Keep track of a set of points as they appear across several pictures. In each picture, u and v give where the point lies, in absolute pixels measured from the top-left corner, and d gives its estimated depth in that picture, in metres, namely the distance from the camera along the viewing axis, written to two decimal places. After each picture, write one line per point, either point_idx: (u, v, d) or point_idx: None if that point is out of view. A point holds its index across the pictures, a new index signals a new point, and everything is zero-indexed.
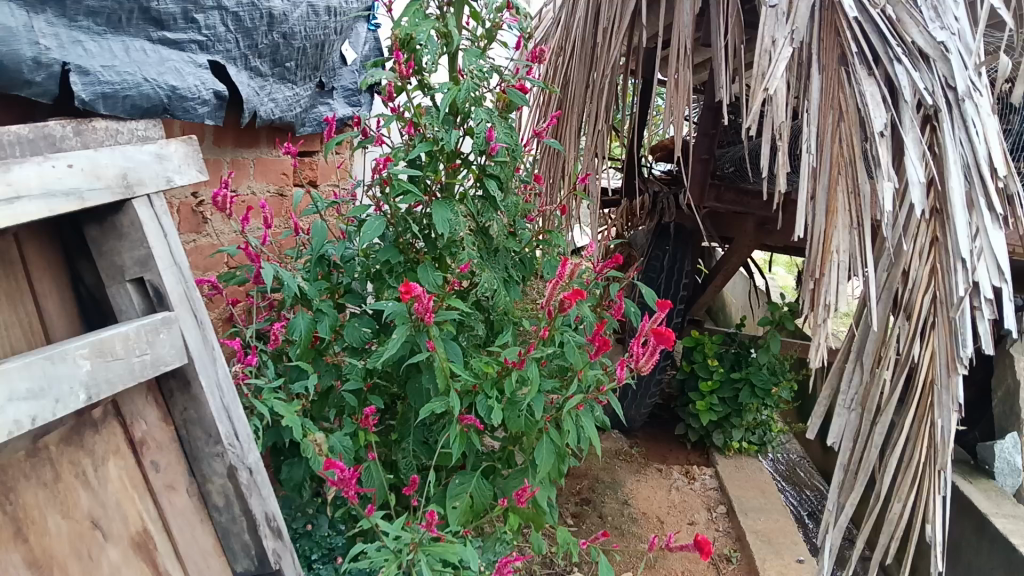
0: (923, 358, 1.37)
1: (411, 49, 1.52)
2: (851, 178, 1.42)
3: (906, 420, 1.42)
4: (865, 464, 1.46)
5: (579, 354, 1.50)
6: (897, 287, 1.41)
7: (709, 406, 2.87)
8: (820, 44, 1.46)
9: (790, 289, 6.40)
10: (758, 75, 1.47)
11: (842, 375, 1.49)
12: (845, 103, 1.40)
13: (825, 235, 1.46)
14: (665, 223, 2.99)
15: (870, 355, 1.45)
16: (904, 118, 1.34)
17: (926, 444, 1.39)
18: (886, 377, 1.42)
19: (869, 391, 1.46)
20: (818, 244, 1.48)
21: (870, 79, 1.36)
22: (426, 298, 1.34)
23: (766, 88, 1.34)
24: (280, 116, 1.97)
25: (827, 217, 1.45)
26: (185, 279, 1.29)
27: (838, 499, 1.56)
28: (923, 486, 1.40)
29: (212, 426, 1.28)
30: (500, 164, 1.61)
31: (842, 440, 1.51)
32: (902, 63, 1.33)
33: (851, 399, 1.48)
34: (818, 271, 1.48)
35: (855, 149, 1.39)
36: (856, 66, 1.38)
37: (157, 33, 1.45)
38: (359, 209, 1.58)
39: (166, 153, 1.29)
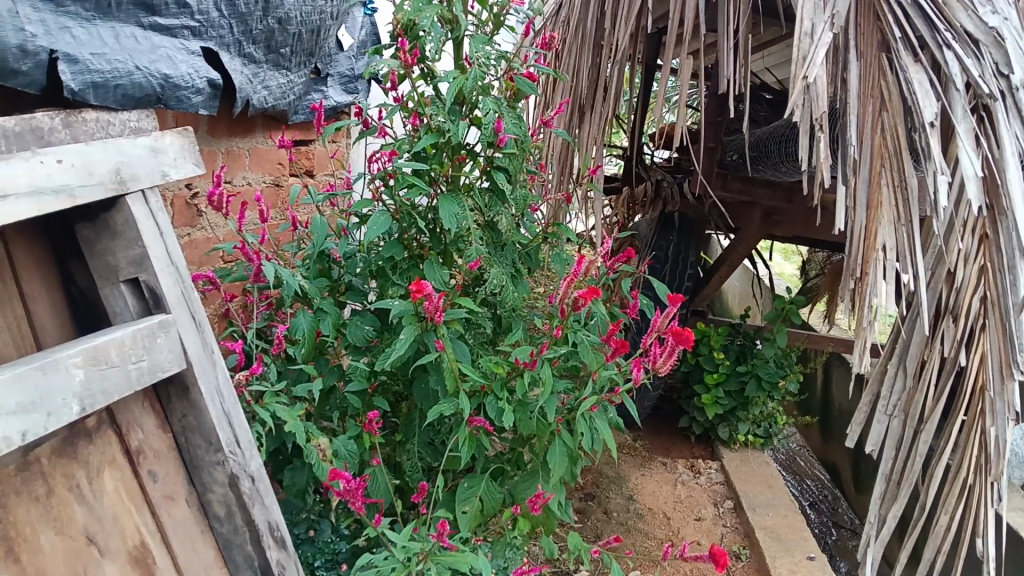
0: (972, 363, 1.37)
1: (415, 35, 1.47)
2: (897, 172, 1.37)
3: (953, 428, 1.43)
4: (910, 474, 1.50)
5: (593, 353, 1.47)
6: (943, 288, 1.42)
7: (715, 399, 2.81)
8: (859, 30, 1.44)
9: (789, 277, 6.37)
10: (799, 60, 1.42)
11: (884, 381, 1.53)
12: (887, 89, 1.38)
13: (867, 231, 1.43)
14: (669, 213, 2.93)
15: (913, 363, 1.48)
16: (955, 107, 1.31)
17: (976, 451, 1.39)
18: (930, 385, 1.43)
19: (912, 399, 1.49)
20: (861, 239, 1.45)
21: (915, 66, 1.33)
22: (436, 298, 1.32)
23: (806, 75, 1.33)
24: (274, 104, 1.90)
25: (869, 213, 1.42)
26: (183, 279, 1.22)
27: (879, 511, 1.59)
28: (970, 499, 1.40)
29: (212, 433, 1.22)
30: (509, 156, 1.55)
31: (884, 449, 1.54)
32: (953, 48, 1.31)
33: (893, 404, 1.52)
34: (862, 271, 1.45)
35: (899, 141, 1.36)
36: (900, 51, 1.36)
37: (148, 19, 1.37)
38: (363, 204, 1.53)
39: (161, 146, 1.22)
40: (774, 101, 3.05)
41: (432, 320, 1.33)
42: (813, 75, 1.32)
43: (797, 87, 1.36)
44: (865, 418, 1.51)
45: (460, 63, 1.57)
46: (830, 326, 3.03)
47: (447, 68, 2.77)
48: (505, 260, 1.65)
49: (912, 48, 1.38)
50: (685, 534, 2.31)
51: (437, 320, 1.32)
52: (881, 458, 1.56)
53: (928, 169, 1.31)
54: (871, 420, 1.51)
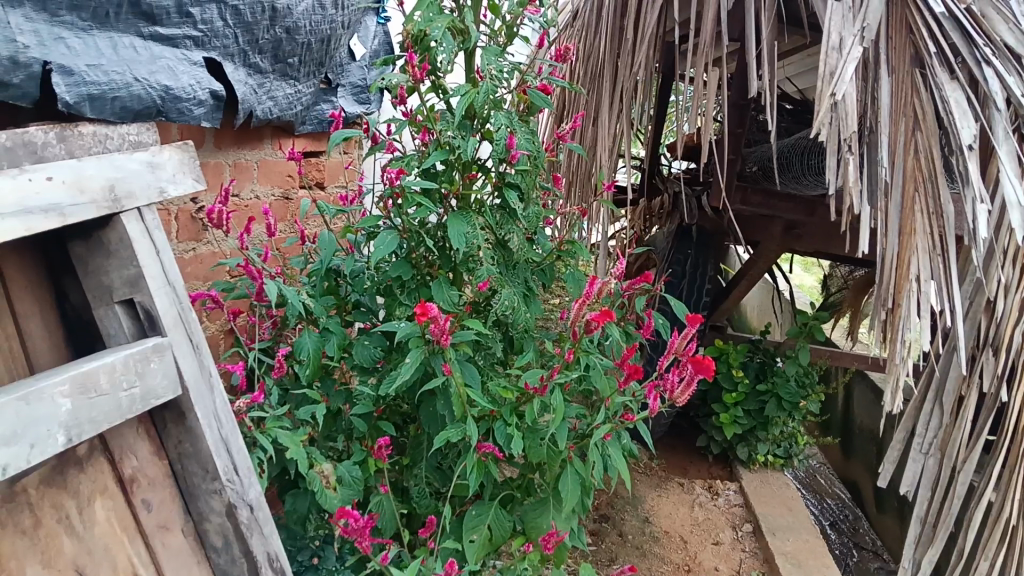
0: (1014, 399, 1.35)
1: (425, 47, 1.44)
2: (932, 196, 1.36)
3: (995, 467, 1.41)
4: (946, 519, 1.49)
5: (605, 379, 1.43)
6: (983, 320, 1.40)
7: (733, 419, 2.75)
8: (889, 42, 1.40)
9: (809, 290, 6.29)
10: (827, 74, 1.38)
11: (920, 417, 1.51)
12: (921, 106, 1.35)
13: (900, 259, 1.40)
14: (687, 226, 2.86)
15: (951, 398, 1.46)
16: (995, 126, 1.28)
17: (1018, 493, 1.38)
18: (967, 426, 1.43)
19: (948, 436, 1.48)
20: (892, 267, 1.42)
21: (953, 83, 1.29)
22: (442, 320, 1.28)
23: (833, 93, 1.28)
24: (279, 115, 1.86)
25: (903, 238, 1.39)
26: (180, 300, 1.17)
27: (913, 554, 1.59)
28: (1011, 543, 1.40)
29: (209, 460, 1.17)
30: (522, 173, 1.50)
31: (919, 488, 1.54)
32: (993, 65, 1.27)
33: (929, 443, 1.50)
34: (891, 300, 1.42)
35: (936, 163, 1.34)
36: (936, 67, 1.32)
37: (148, 29, 1.33)
38: (369, 221, 1.48)
39: (160, 161, 1.18)
40: (795, 112, 2.98)
41: (438, 342, 1.29)
42: (840, 92, 1.27)
43: (825, 103, 1.32)
44: (900, 456, 1.51)
45: (472, 75, 1.53)
46: (852, 342, 2.95)
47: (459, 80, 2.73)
48: (517, 278, 1.61)
49: (948, 63, 1.34)
50: (703, 559, 2.24)
51: (443, 343, 1.28)
52: (916, 499, 1.56)
53: (966, 195, 1.28)
54: (906, 457, 1.52)
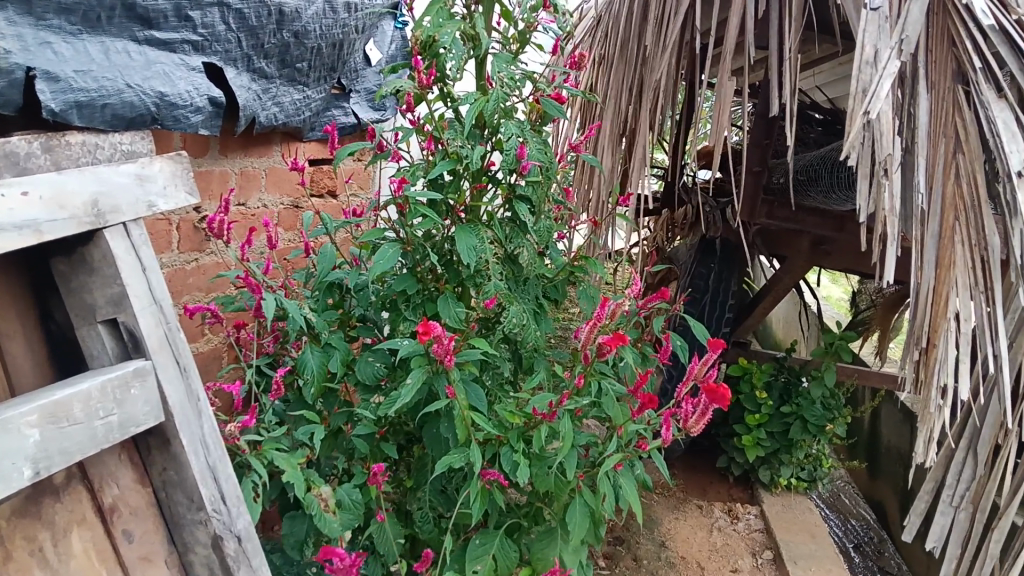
0: None
1: (434, 53, 1.36)
2: (975, 226, 1.28)
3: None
4: None
5: (619, 406, 1.34)
6: None
7: (756, 440, 2.65)
8: (929, 56, 1.34)
9: (836, 303, 6.16)
10: (858, 92, 1.30)
11: (952, 466, 1.43)
12: (965, 128, 1.28)
13: (938, 294, 1.33)
14: (710, 238, 2.74)
15: (986, 447, 1.37)
16: None
17: None
18: (1002, 478, 1.32)
19: (982, 489, 1.39)
20: (929, 302, 1.36)
21: (1000, 104, 1.22)
22: (447, 339, 1.20)
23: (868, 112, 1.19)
24: (285, 121, 1.80)
25: (944, 272, 1.32)
26: (168, 320, 1.11)
27: None
28: None
29: (194, 490, 1.11)
30: (534, 185, 1.43)
31: (950, 545, 1.44)
32: None
33: (960, 495, 1.42)
34: (929, 340, 1.34)
35: (980, 188, 1.25)
36: (982, 85, 1.23)
37: (144, 33, 1.30)
38: (372, 233, 1.41)
39: (149, 173, 1.12)
40: (824, 122, 2.89)
41: (444, 363, 1.22)
42: (876, 110, 1.19)
43: (858, 124, 1.23)
44: (927, 508, 1.44)
45: (483, 83, 1.46)
46: (881, 363, 2.84)
47: (467, 88, 2.81)
48: (528, 296, 1.52)
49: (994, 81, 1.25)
50: None
51: (448, 364, 1.21)
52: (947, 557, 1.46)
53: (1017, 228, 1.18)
54: (934, 511, 1.44)
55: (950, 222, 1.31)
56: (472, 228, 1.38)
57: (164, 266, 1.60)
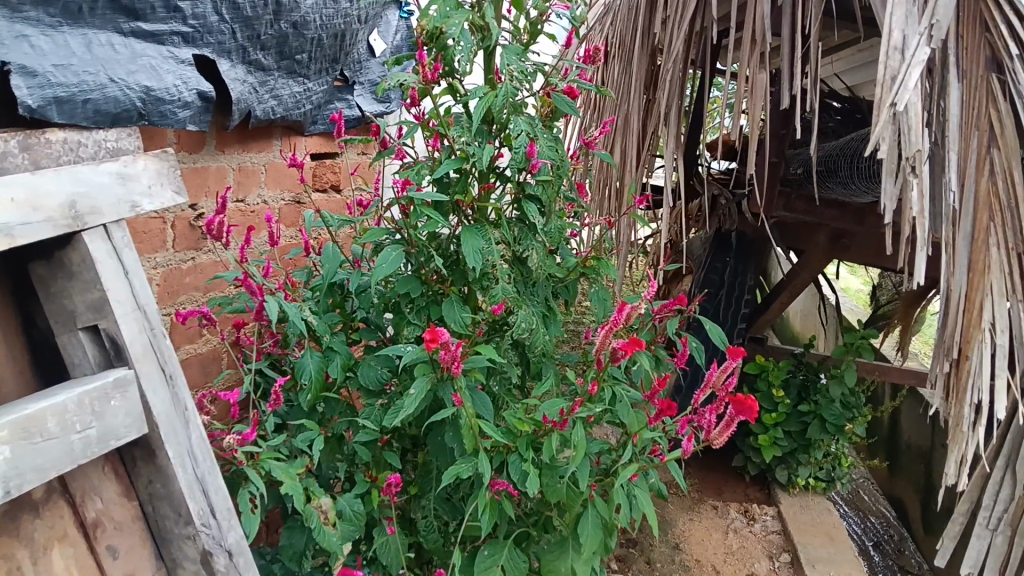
0: None
1: (440, 46, 1.30)
2: (1015, 223, 1.24)
3: None
4: None
5: (633, 413, 1.28)
6: None
7: (773, 440, 2.59)
8: (960, 42, 1.28)
9: (857, 294, 6.05)
10: (886, 80, 1.21)
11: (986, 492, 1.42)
12: (1000, 120, 1.24)
13: (969, 297, 1.29)
14: (726, 232, 2.69)
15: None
16: None
17: None
18: None
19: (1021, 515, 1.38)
20: (960, 308, 1.31)
21: None
22: (454, 346, 1.14)
23: (895, 104, 1.16)
24: (283, 115, 1.74)
25: (974, 277, 1.28)
26: (152, 326, 1.06)
27: None
28: None
29: (182, 504, 1.06)
30: (543, 184, 1.36)
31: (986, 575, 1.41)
32: None
33: (997, 518, 1.41)
34: (958, 352, 1.31)
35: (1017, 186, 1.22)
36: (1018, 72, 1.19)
37: (129, 24, 1.25)
38: (374, 234, 1.35)
39: (132, 172, 1.06)
40: (844, 111, 2.80)
41: (451, 370, 1.16)
42: (903, 101, 1.16)
43: (884, 116, 1.19)
44: (961, 533, 1.42)
45: (492, 75, 1.39)
46: (904, 359, 2.75)
47: (475, 83, 2.77)
48: (535, 297, 1.47)
49: None
50: None
51: (455, 371, 1.15)
52: None
53: None
54: (970, 537, 1.42)
55: (979, 219, 1.28)
56: (479, 229, 1.33)
57: (160, 266, 1.55)
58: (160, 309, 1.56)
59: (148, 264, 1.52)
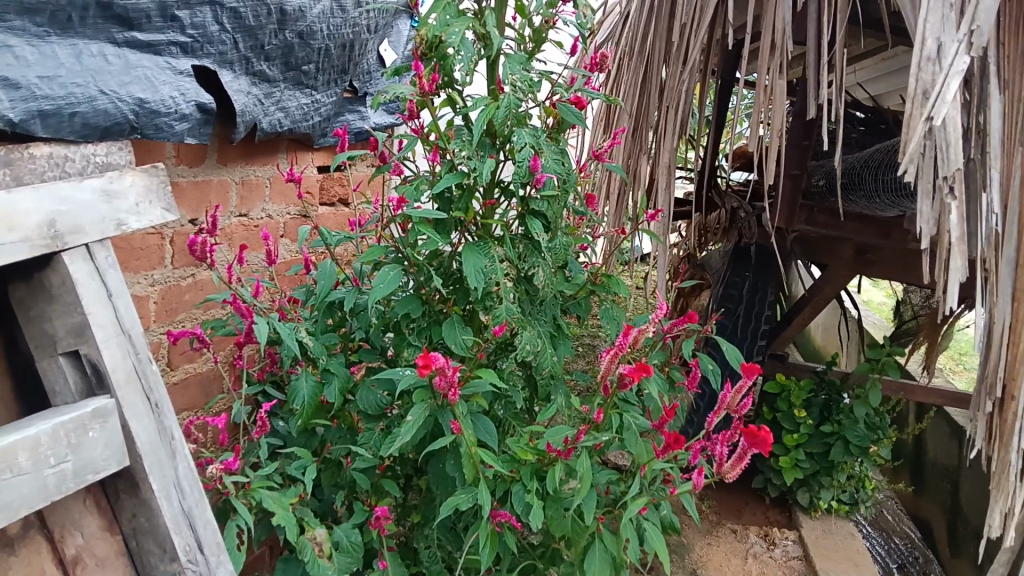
0: None
1: (441, 55, 1.25)
2: None
3: None
4: None
5: (642, 443, 1.22)
6: None
7: (795, 462, 2.51)
8: (1001, 51, 1.22)
9: (879, 308, 5.94)
10: (918, 94, 1.16)
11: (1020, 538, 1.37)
12: None
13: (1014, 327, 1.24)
14: (745, 244, 2.54)
15: None
16: None
17: None
18: None
19: None
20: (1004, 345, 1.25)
21: None
22: (451, 372, 1.09)
23: (933, 118, 1.11)
24: (291, 128, 1.68)
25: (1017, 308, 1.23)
26: (138, 351, 1.01)
27: None
28: None
29: (166, 539, 1.00)
30: (548, 199, 1.29)
31: None
32: None
33: None
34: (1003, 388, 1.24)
35: None
36: None
37: (123, 34, 1.20)
38: (371, 252, 1.30)
39: (119, 189, 1.01)
40: (866, 121, 2.73)
41: (447, 396, 1.12)
42: (940, 115, 1.10)
43: (921, 128, 1.13)
44: None
45: (496, 86, 1.34)
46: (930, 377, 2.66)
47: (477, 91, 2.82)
48: (544, 317, 1.41)
49: None
50: None
51: (451, 398, 1.10)
52: None
53: None
54: None
55: None
56: (482, 247, 1.27)
57: (157, 282, 1.49)
58: (157, 328, 1.50)
59: (146, 281, 1.46)
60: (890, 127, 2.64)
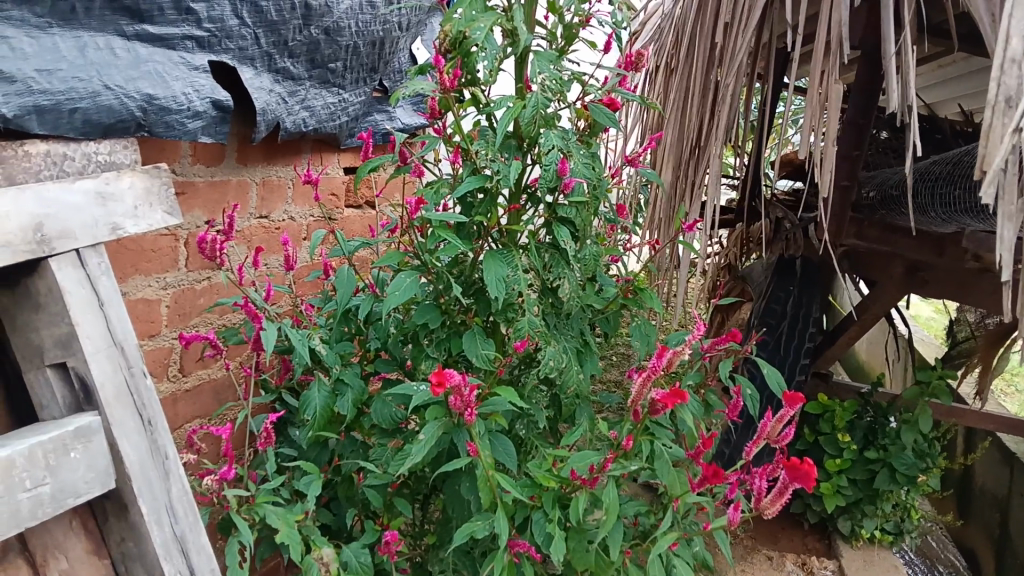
0: None
1: (464, 51, 1.17)
2: None
3: None
4: None
5: (676, 472, 1.11)
6: None
7: (836, 488, 2.38)
8: None
9: (923, 323, 5.72)
10: (1001, 102, 1.10)
11: None
12: None
13: None
14: (790, 257, 2.43)
15: None
16: None
17: None
18: None
19: None
20: None
21: None
22: (467, 389, 1.01)
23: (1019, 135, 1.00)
24: (317, 128, 1.60)
25: None
26: (130, 364, 0.95)
27: None
28: None
29: (155, 565, 0.93)
30: (577, 206, 1.19)
31: None
32: None
33: None
34: None
35: None
36: None
37: (133, 27, 1.14)
38: (387, 258, 1.22)
39: (114, 191, 0.95)
40: (921, 130, 2.59)
41: (465, 416, 1.03)
42: None
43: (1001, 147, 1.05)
44: None
45: (523, 85, 1.25)
46: (983, 402, 2.51)
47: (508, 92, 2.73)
48: (570, 332, 1.32)
49: None
50: None
51: (469, 418, 1.02)
52: None
53: None
54: None
55: None
56: (505, 255, 1.19)
57: (168, 285, 1.43)
58: (168, 331, 1.44)
59: (157, 284, 1.40)
60: (947, 137, 2.50)
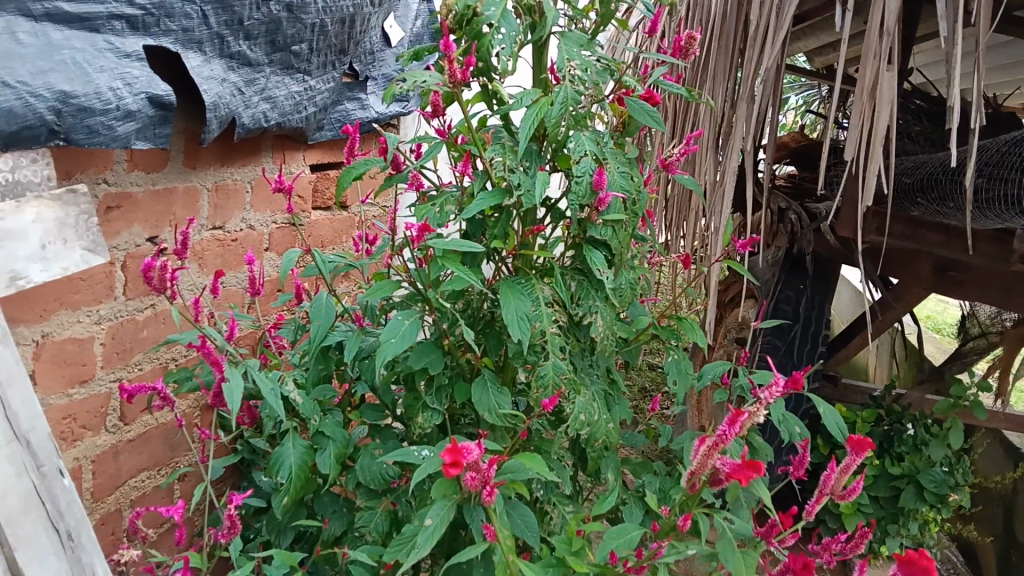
0: None
1: (474, 32, 0.93)
2: None
3: None
4: None
5: (742, 556, 0.88)
6: None
7: (856, 504, 2.21)
8: None
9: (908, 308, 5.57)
10: None
11: None
12: None
13: None
14: (801, 253, 2.22)
15: None
16: None
17: None
18: None
19: None
20: None
21: None
22: (487, 466, 0.78)
23: None
24: (279, 122, 1.35)
25: None
26: (40, 461, 0.71)
27: None
28: None
29: None
30: (612, 225, 0.97)
31: None
32: None
33: None
34: None
35: None
36: None
37: (42, 4, 0.89)
38: (380, 286, 0.98)
39: (15, 226, 0.71)
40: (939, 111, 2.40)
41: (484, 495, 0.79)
42: None
43: None
44: None
45: (544, 75, 1.02)
46: (1006, 405, 2.35)
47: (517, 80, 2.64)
48: (595, 371, 1.11)
49: None
50: None
51: (488, 496, 0.78)
52: None
53: None
54: None
55: None
56: (523, 285, 0.98)
57: (103, 319, 1.18)
58: (106, 374, 1.19)
59: (88, 319, 1.15)
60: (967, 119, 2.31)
